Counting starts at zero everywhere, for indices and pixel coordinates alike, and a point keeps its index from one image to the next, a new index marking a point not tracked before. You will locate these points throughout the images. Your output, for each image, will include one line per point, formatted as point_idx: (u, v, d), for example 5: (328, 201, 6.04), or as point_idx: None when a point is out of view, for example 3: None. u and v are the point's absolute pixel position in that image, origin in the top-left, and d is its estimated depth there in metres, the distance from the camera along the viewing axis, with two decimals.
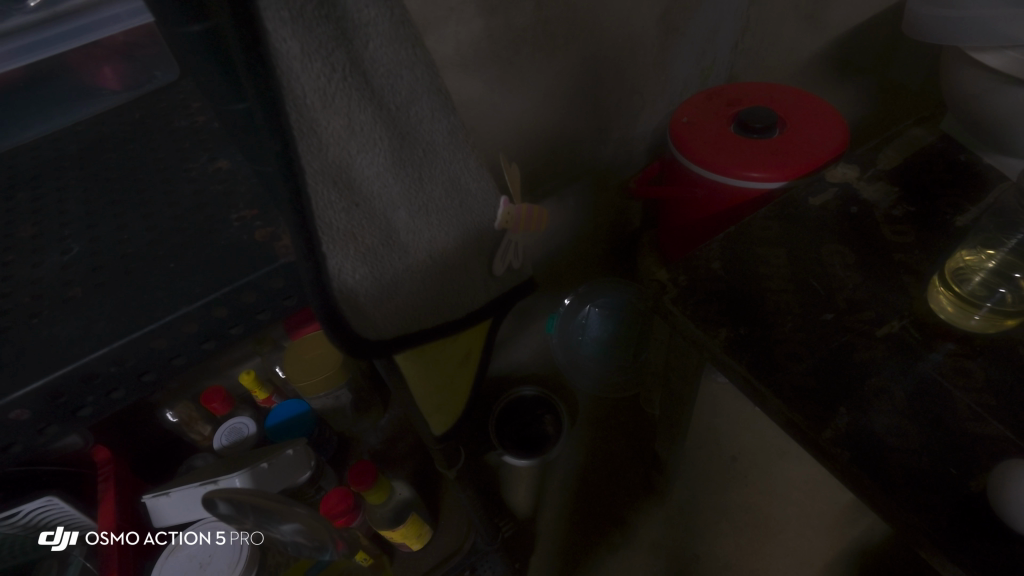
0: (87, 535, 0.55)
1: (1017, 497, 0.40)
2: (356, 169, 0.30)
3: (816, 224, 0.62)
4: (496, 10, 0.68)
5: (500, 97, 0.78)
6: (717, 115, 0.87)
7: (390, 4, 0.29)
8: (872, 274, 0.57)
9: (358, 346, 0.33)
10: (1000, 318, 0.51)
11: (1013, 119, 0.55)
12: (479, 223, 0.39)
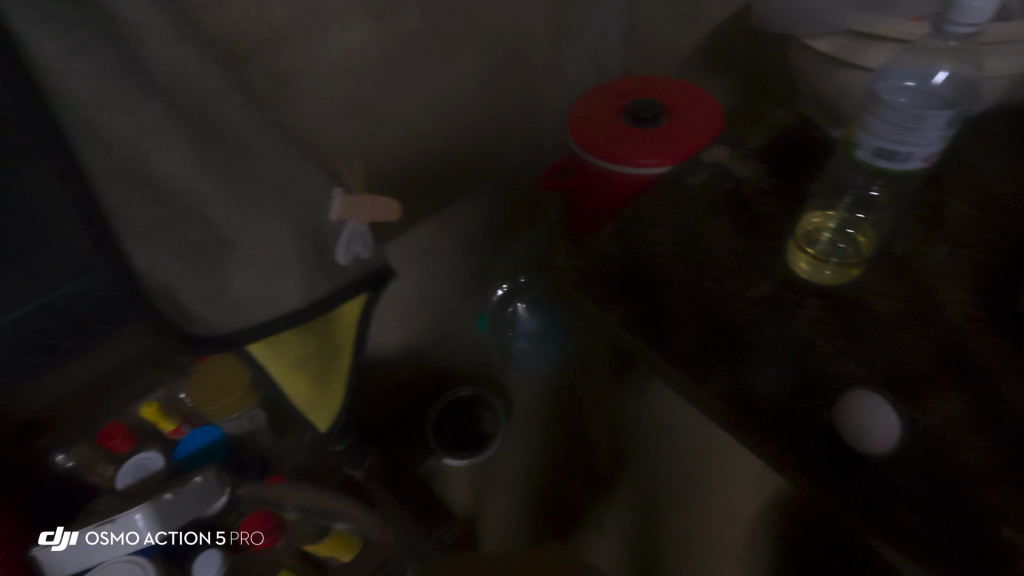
0: (84, 538, 0.51)
1: (859, 424, 0.46)
2: (158, 168, 0.34)
3: (696, 201, 0.67)
4: (379, 15, 0.68)
5: (397, 102, 0.77)
6: (609, 109, 0.91)
7: (168, 9, 0.33)
8: (746, 242, 0.62)
9: (186, 339, 0.39)
10: (846, 269, 0.58)
11: (845, 95, 0.62)
12: (317, 218, 0.44)
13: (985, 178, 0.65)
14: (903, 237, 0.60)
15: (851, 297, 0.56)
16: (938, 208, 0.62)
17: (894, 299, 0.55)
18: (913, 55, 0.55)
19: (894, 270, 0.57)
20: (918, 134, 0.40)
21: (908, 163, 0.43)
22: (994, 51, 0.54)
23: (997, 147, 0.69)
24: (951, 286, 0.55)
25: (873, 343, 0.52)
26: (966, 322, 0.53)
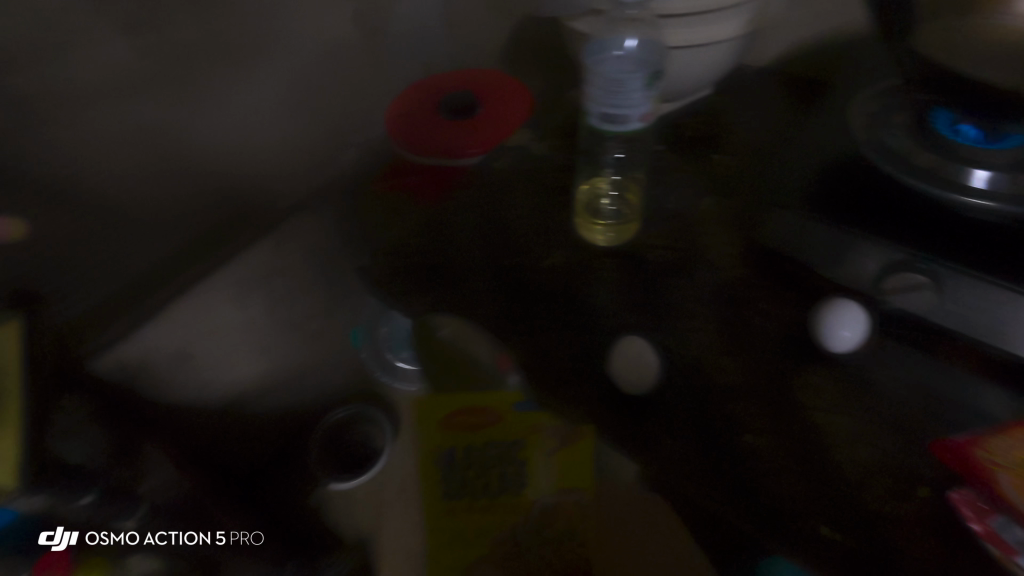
0: (84, 538, 0.63)
1: (626, 364, 0.49)
2: None
3: (500, 190, 0.70)
4: (141, 23, 0.63)
5: (191, 111, 0.71)
6: (426, 102, 0.91)
7: None
8: (543, 220, 0.65)
9: None
10: (624, 227, 0.62)
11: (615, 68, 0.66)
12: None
13: (752, 130, 0.72)
14: (679, 193, 0.66)
15: (632, 253, 0.60)
16: (709, 164, 0.69)
17: (670, 250, 0.60)
18: (648, 25, 0.59)
19: (671, 224, 0.62)
20: (623, 97, 0.44)
21: (632, 124, 0.46)
22: (713, 17, 0.58)
23: (762, 103, 0.76)
24: (719, 230, 0.61)
25: (650, 292, 0.56)
26: (730, 260, 0.58)
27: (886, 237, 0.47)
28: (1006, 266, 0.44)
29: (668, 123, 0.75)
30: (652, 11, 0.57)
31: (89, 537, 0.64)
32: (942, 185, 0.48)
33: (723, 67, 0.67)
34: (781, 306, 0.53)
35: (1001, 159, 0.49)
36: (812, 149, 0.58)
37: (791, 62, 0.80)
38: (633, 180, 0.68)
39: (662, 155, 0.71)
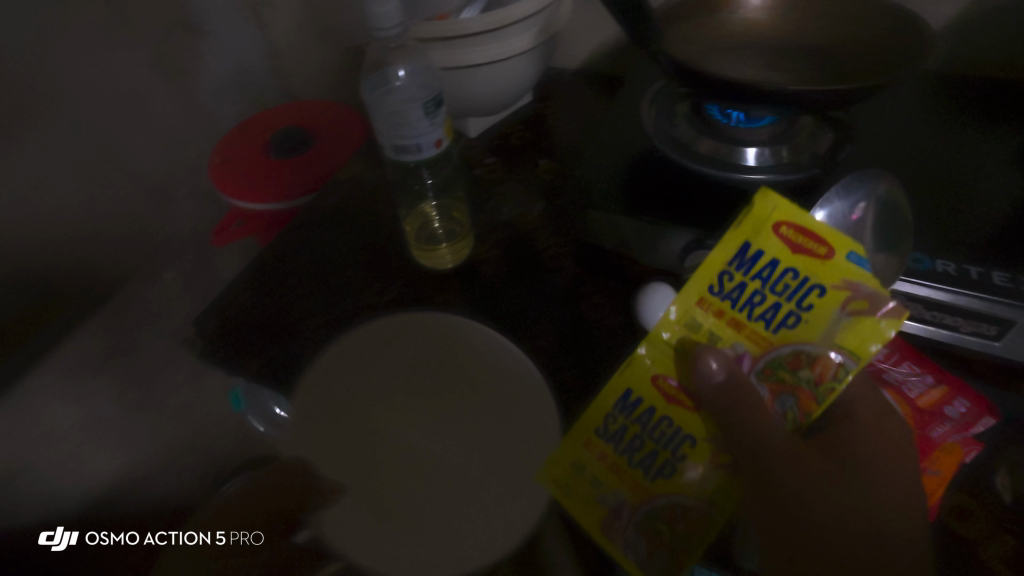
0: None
1: None
2: None
3: (334, 230, 0.68)
4: None
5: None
6: (249, 143, 0.83)
7: None
8: (382, 254, 0.64)
9: None
10: (458, 245, 0.62)
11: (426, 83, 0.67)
12: None
13: (571, 132, 0.78)
14: (510, 202, 0.68)
15: (470, 270, 0.60)
16: (536, 169, 0.72)
17: (507, 260, 0.61)
18: (445, 47, 0.61)
19: (505, 235, 0.64)
20: (410, 128, 0.45)
21: (425, 154, 0.47)
22: (504, 32, 0.62)
23: (577, 105, 0.82)
24: (550, 233, 0.64)
25: (490, 305, 0.57)
26: (561, 260, 0.61)
27: (676, 220, 0.52)
28: None
29: (495, 136, 0.78)
30: (444, 33, 0.59)
31: None
32: (715, 168, 0.55)
33: (530, 79, 0.72)
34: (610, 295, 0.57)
35: (758, 134, 0.56)
36: (613, 148, 0.63)
37: (597, 65, 0.88)
38: (466, 198, 0.69)
39: (491, 167, 0.73)
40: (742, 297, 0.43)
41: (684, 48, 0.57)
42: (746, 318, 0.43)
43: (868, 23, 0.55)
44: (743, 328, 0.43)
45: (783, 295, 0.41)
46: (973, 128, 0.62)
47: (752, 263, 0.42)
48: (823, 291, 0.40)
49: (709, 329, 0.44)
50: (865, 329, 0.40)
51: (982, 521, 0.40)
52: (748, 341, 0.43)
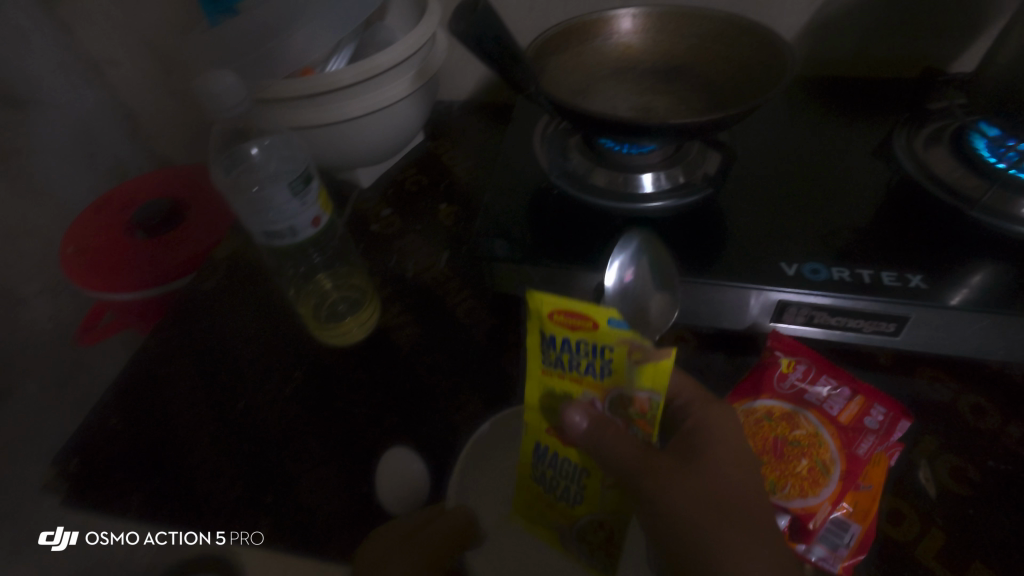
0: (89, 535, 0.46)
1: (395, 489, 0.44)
2: None
3: (222, 317, 0.61)
4: None
5: None
6: (109, 220, 0.71)
7: None
8: (279, 337, 0.58)
9: None
10: (360, 317, 0.56)
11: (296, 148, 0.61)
12: None
13: (469, 170, 0.75)
14: (414, 256, 0.63)
15: (379, 341, 0.55)
16: (437, 215, 0.68)
17: (418, 322, 0.57)
18: (315, 103, 0.56)
19: (413, 294, 0.60)
20: (278, 212, 0.40)
21: (303, 233, 0.42)
22: (378, 81, 0.58)
23: (471, 140, 0.79)
24: (460, 284, 0.60)
25: (406, 377, 0.52)
26: (476, 313, 0.57)
27: (583, 262, 0.51)
28: (677, 258, 0.50)
29: (389, 183, 0.73)
30: (312, 89, 0.54)
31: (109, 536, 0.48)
32: (614, 201, 0.54)
33: (417, 122, 0.68)
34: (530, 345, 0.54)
35: (648, 159, 0.56)
36: (510, 188, 0.61)
37: (486, 96, 0.86)
38: (363, 260, 0.63)
39: (389, 219, 0.68)
40: (564, 359, 0.34)
41: (560, 84, 0.57)
42: (581, 372, 0.34)
43: (735, 44, 0.55)
44: (577, 378, 0.35)
45: (589, 351, 0.33)
46: (840, 126, 0.66)
47: (561, 346, 0.34)
48: (606, 354, 0.33)
49: (552, 386, 0.36)
50: (659, 376, 0.33)
51: (914, 521, 0.40)
52: (587, 385, 0.35)
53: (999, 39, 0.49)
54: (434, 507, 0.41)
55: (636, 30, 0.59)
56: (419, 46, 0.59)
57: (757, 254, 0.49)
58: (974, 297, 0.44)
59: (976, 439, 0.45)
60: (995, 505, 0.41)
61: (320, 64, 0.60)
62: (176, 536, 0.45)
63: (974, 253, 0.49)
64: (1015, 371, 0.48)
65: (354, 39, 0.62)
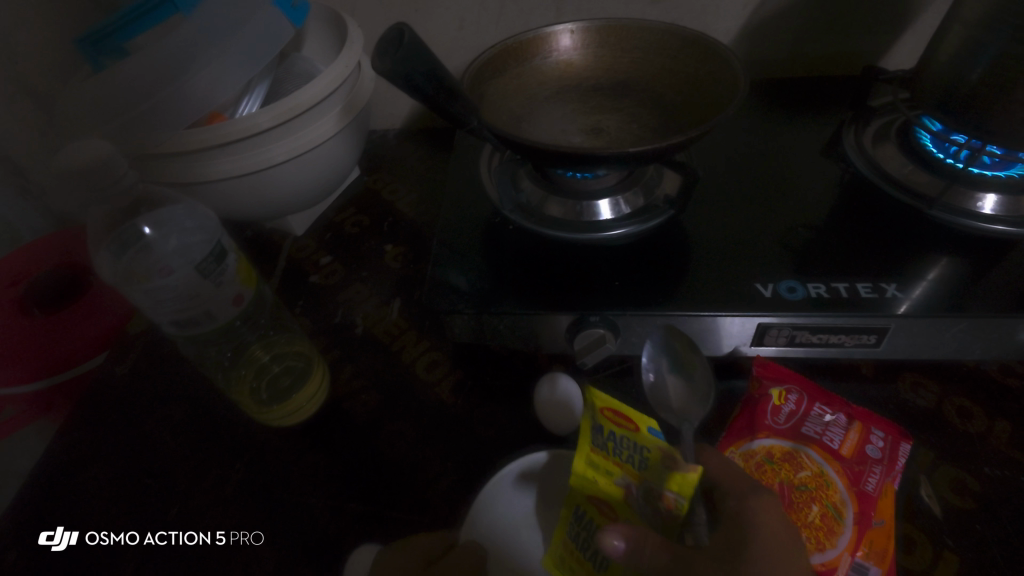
0: (86, 536, 0.44)
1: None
2: None
3: (143, 406, 0.52)
4: None
5: None
6: None
7: None
8: (214, 423, 0.50)
9: None
10: (300, 371, 0.50)
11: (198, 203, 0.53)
12: None
13: (413, 204, 0.69)
14: (362, 309, 0.57)
15: (333, 414, 0.49)
16: (383, 258, 0.62)
17: (375, 386, 0.51)
18: (232, 151, 0.49)
19: (365, 352, 0.53)
20: (192, 298, 0.37)
21: (222, 315, 0.40)
22: (303, 120, 0.52)
23: (412, 170, 0.74)
24: (417, 335, 0.54)
25: (368, 454, 0.46)
26: (438, 367, 0.52)
27: (550, 304, 0.47)
28: (648, 289, 0.47)
29: (327, 227, 0.67)
30: (225, 137, 0.48)
31: (90, 535, 0.44)
32: (574, 232, 0.52)
33: (351, 158, 0.62)
34: (502, 397, 0.49)
35: (603, 183, 0.52)
36: (460, 225, 0.56)
37: (422, 121, 0.80)
38: (304, 318, 0.57)
39: (329, 268, 0.62)
40: (610, 449, 0.37)
41: (501, 111, 0.52)
42: (622, 463, 0.37)
43: (679, 56, 0.52)
44: (618, 467, 0.37)
45: (631, 449, 0.36)
46: (786, 128, 0.65)
47: (608, 437, 0.37)
48: (646, 452, 0.35)
49: (596, 471, 0.38)
50: (685, 488, 0.34)
51: (924, 545, 0.39)
52: (625, 472, 0.37)
53: (938, 36, 0.48)
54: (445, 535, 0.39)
55: (574, 46, 0.56)
56: (344, 78, 0.53)
57: (729, 276, 0.47)
58: (940, 296, 0.44)
59: (967, 444, 0.44)
60: (998, 514, 0.40)
61: (231, 107, 0.53)
62: (176, 536, 0.43)
63: (937, 251, 0.49)
64: (989, 366, 0.48)
65: (269, 75, 0.55)
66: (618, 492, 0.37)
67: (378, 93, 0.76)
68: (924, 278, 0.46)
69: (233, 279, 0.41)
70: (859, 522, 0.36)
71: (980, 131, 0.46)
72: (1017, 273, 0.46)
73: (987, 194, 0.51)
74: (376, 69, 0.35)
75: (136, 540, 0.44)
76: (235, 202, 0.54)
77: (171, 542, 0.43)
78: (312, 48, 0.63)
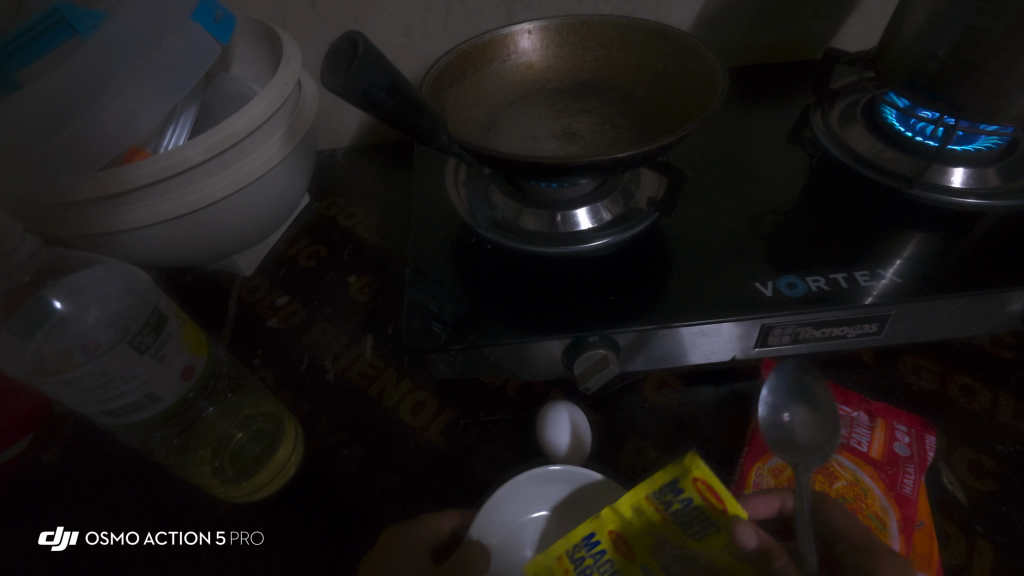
0: (85, 537, 0.42)
1: None
2: None
3: (78, 497, 0.45)
4: None
5: None
6: None
7: None
8: (172, 506, 0.43)
9: None
10: (268, 436, 0.44)
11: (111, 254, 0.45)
12: None
13: (374, 228, 0.64)
14: (331, 352, 0.51)
15: (311, 478, 0.43)
16: (347, 291, 0.57)
17: (356, 438, 0.45)
18: (161, 191, 0.43)
19: (340, 400, 0.48)
20: (130, 379, 0.33)
21: (168, 395, 0.36)
22: (241, 148, 0.46)
23: (367, 191, 0.68)
24: (397, 375, 0.49)
25: (357, 519, 0.41)
26: (426, 408, 0.47)
27: (543, 328, 0.43)
28: (645, 299, 0.44)
29: (279, 263, 0.60)
30: (151, 175, 0.41)
31: (90, 535, 0.42)
32: (556, 245, 0.48)
33: (300, 185, 0.56)
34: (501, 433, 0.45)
35: (581, 190, 0.49)
36: (431, 247, 0.51)
37: (372, 137, 0.75)
38: (265, 368, 0.50)
39: (288, 309, 0.55)
40: (675, 509, 0.36)
41: (466, 121, 0.48)
42: (675, 525, 0.36)
43: (645, 51, 0.50)
44: (667, 524, 0.36)
45: (700, 520, 0.35)
46: (752, 116, 0.64)
47: (683, 499, 0.35)
48: (714, 528, 0.35)
49: (641, 517, 0.36)
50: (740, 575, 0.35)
51: (957, 538, 0.37)
52: (670, 531, 0.36)
53: (901, 13, 0.48)
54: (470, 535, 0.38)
55: (536, 46, 0.53)
56: (284, 98, 0.47)
57: (725, 278, 0.45)
58: (930, 274, 0.44)
59: (976, 423, 0.43)
60: (1021, 494, 0.39)
61: (155, 139, 0.46)
62: (175, 535, 0.42)
63: (913, 228, 0.49)
64: (982, 339, 0.48)
65: (195, 100, 0.49)
66: (650, 545, 0.36)
67: (322, 110, 0.70)
68: (897, 256, 0.46)
69: (177, 350, 0.37)
70: (903, 528, 0.36)
71: (951, 106, 0.45)
72: (999, 243, 0.46)
73: (955, 167, 0.50)
74: (327, 86, 0.30)
75: (137, 540, 0.42)
76: (171, 248, 0.48)
77: (171, 542, 0.41)
78: (241, 68, 0.57)
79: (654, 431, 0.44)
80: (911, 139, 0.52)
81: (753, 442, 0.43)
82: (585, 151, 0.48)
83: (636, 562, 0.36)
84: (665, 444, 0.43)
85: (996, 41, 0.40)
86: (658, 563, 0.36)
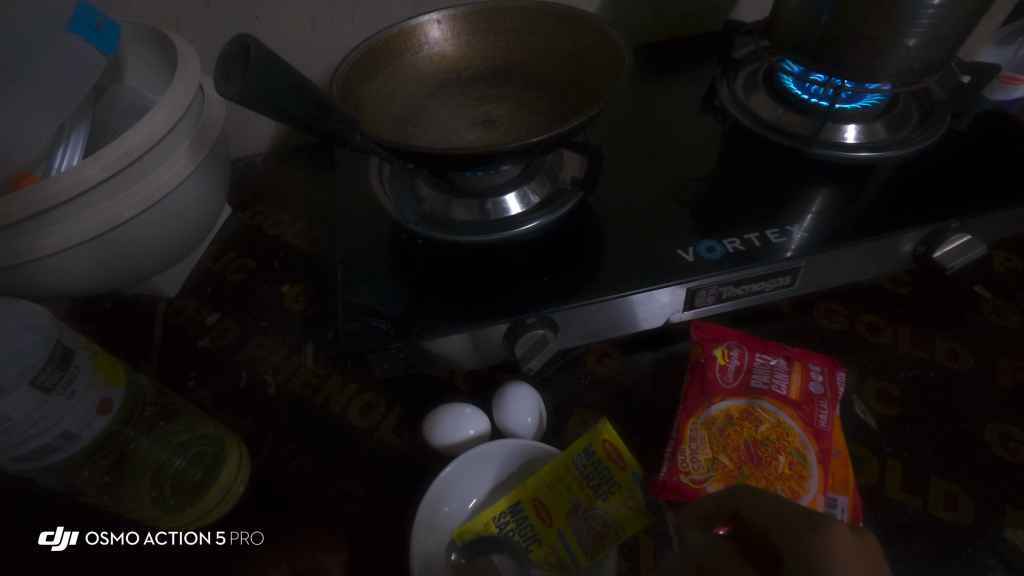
0: (85, 536, 0.42)
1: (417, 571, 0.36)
2: None
3: (3, 557, 0.41)
4: None
5: None
6: None
7: None
8: (112, 558, 0.41)
9: None
10: (205, 456, 0.44)
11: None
12: None
13: (303, 233, 0.62)
14: (270, 364, 0.50)
15: (262, 494, 0.42)
16: (281, 301, 0.55)
17: (305, 448, 0.44)
18: (58, 216, 0.40)
19: (285, 413, 0.47)
20: (38, 421, 0.33)
21: (85, 432, 0.36)
22: (142, 165, 0.43)
23: (293, 197, 0.66)
24: (341, 379, 0.48)
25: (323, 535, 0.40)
26: (375, 408, 0.47)
27: (481, 315, 0.43)
28: (572, 277, 0.45)
29: (204, 281, 0.57)
30: (44, 201, 0.39)
31: (90, 535, 0.42)
32: (488, 232, 0.48)
33: (217, 196, 0.54)
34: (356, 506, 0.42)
35: (506, 176, 0.49)
36: (362, 247, 0.50)
37: (292, 140, 0.72)
38: (196, 392, 0.48)
39: (220, 327, 0.53)
40: (587, 472, 0.39)
41: (382, 118, 0.48)
42: (587, 487, 0.39)
43: (555, 34, 0.51)
44: (580, 487, 0.39)
45: (606, 479, 0.39)
46: (665, 91, 0.66)
47: (594, 461, 0.39)
48: (614, 487, 0.39)
49: (559, 484, 0.39)
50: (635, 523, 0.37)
51: (871, 461, 0.41)
52: (583, 494, 0.39)
53: None
54: (435, 513, 0.39)
55: (447, 36, 0.53)
56: (186, 107, 0.45)
57: (651, 247, 0.47)
58: (832, 224, 0.48)
59: (881, 355, 0.47)
60: (921, 414, 0.43)
61: (44, 160, 0.43)
62: (175, 535, 0.41)
63: (813, 183, 0.53)
64: (882, 280, 0.52)
65: (87, 116, 0.46)
66: (565, 509, 0.39)
67: (233, 117, 0.67)
68: (796, 211, 0.50)
69: (89, 385, 0.36)
70: (822, 459, 0.39)
71: (837, 67, 0.49)
72: (891, 192, 0.50)
73: (848, 124, 0.54)
74: (223, 93, 0.28)
75: (137, 540, 0.41)
76: (80, 276, 0.44)
77: (172, 542, 0.41)
78: (136, 77, 0.53)
79: (598, 401, 0.46)
80: (807, 101, 0.56)
81: (686, 400, 0.43)
82: (505, 137, 0.48)
83: (554, 528, 0.39)
84: (606, 411, 0.46)
85: (867, 8, 0.43)
86: (572, 528, 0.38)
